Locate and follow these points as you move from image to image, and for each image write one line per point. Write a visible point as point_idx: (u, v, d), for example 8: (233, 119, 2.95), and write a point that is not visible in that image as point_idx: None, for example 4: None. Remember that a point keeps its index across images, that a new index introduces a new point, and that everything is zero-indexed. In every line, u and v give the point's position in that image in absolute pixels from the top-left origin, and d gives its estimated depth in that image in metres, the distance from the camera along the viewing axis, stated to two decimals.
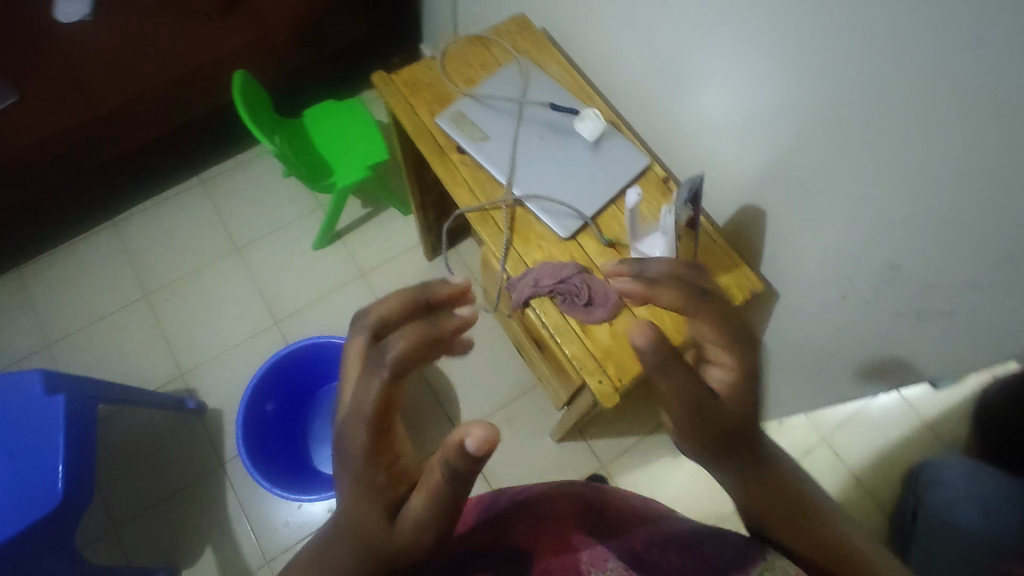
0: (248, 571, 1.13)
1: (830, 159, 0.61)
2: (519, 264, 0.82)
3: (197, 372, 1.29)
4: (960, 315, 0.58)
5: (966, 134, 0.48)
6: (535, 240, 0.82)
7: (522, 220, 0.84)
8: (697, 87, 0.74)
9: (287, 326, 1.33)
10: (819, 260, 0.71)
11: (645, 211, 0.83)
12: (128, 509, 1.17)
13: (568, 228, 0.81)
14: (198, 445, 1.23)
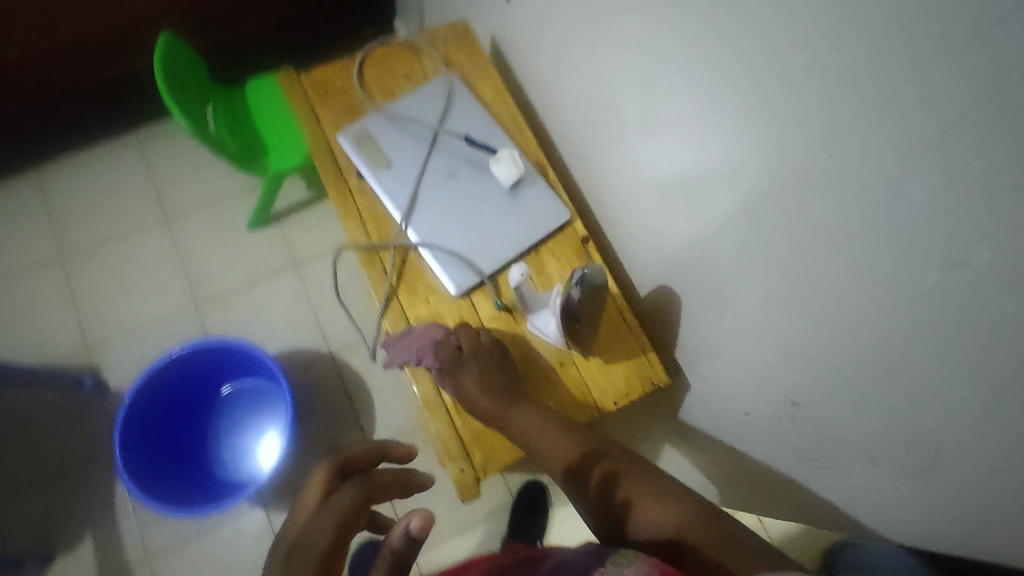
0: (127, 566, 1.12)
1: (771, 256, 0.53)
2: (400, 318, 0.71)
3: (210, 309, 1.30)
4: (880, 473, 0.50)
5: (916, 301, 0.40)
6: (424, 293, 0.72)
7: (414, 267, 0.73)
8: (647, 140, 0.66)
9: (206, 312, 1.30)
10: (745, 356, 0.63)
11: (553, 275, 0.73)
12: (81, 453, 1.18)
13: (459, 284, 0.70)
14: (87, 424, 1.20)
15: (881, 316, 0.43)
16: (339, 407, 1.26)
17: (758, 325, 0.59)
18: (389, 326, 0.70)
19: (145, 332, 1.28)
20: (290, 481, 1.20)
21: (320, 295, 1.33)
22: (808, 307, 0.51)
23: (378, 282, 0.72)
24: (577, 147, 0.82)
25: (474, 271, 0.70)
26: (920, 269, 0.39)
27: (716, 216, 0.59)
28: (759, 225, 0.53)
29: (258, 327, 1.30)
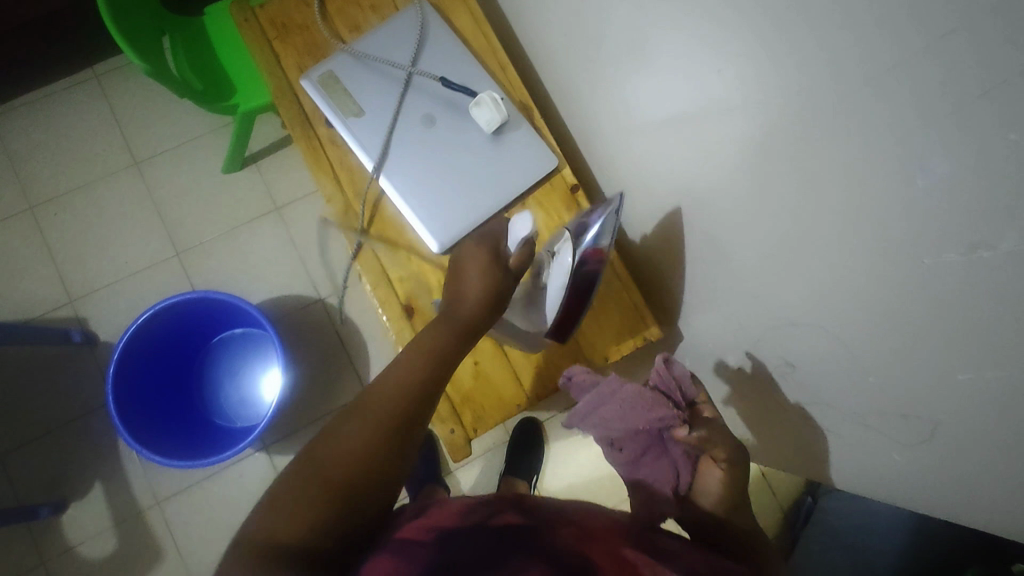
0: (138, 509, 1.17)
1: (769, 214, 0.51)
2: (380, 278, 0.70)
3: (192, 257, 1.27)
4: (869, 436, 0.50)
5: (925, 275, 0.38)
6: (404, 253, 0.71)
7: (393, 224, 0.71)
8: (642, 80, 0.61)
9: (188, 260, 1.26)
10: (742, 315, 0.62)
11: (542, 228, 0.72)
12: (79, 405, 1.19)
13: (442, 242, 0.68)
14: (81, 376, 1.20)
15: (879, 286, 0.42)
16: (332, 352, 1.26)
17: (748, 281, 0.58)
18: (371, 289, 0.70)
19: (128, 283, 1.25)
20: (289, 425, 1.22)
21: (304, 239, 1.29)
22: (802, 268, 0.49)
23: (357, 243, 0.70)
24: (572, 83, 0.75)
25: (456, 229, 0.68)
26: (928, 246, 0.37)
27: (714, 169, 0.56)
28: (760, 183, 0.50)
29: (243, 275, 1.27)
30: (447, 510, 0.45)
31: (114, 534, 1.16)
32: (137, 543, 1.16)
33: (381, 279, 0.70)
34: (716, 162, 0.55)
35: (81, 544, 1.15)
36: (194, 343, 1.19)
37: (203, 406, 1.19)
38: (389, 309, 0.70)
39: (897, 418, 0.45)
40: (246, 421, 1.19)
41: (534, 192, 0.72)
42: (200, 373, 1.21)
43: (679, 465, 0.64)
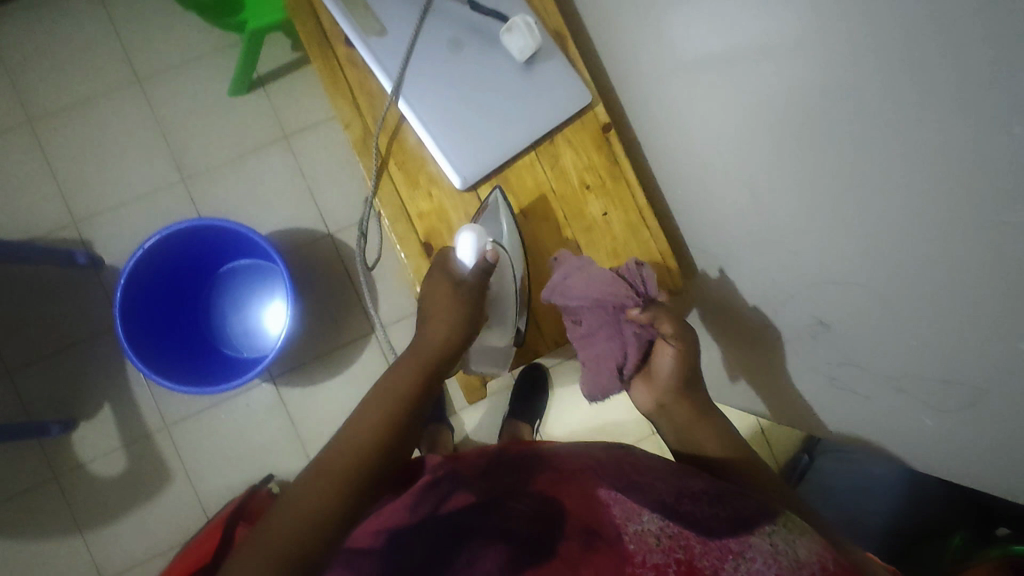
0: (146, 431, 1.19)
1: (830, 159, 0.48)
2: (398, 209, 0.73)
3: (198, 183, 1.23)
4: (904, 397, 0.48)
5: (1006, 229, 0.35)
6: (425, 185, 0.73)
7: (414, 157, 0.73)
8: (690, 10, 0.58)
9: (193, 186, 1.23)
10: (776, 268, 0.59)
11: (570, 165, 0.74)
12: (86, 327, 1.19)
13: (466, 177, 0.70)
14: (87, 298, 1.19)
15: (948, 245, 0.40)
16: (340, 285, 1.24)
17: (791, 234, 0.56)
18: (391, 224, 0.73)
19: (132, 207, 1.22)
20: (296, 357, 1.22)
21: (313, 170, 1.25)
22: (859, 223, 0.47)
23: (381, 177, 0.73)
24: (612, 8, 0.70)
25: (480, 162, 0.70)
26: (1012, 196, 0.34)
27: (774, 112, 0.53)
28: (826, 130, 0.47)
29: (250, 204, 1.24)
30: (389, 518, 0.57)
31: (124, 454, 1.18)
32: (146, 463, 1.18)
33: (402, 215, 0.73)
34: (777, 105, 0.52)
35: (92, 462, 1.17)
36: (202, 270, 1.18)
37: (214, 332, 1.19)
38: (407, 244, 0.74)
39: (938, 383, 0.44)
40: (253, 351, 1.19)
41: (565, 128, 0.74)
42: (210, 300, 1.20)
43: (630, 345, 0.66)
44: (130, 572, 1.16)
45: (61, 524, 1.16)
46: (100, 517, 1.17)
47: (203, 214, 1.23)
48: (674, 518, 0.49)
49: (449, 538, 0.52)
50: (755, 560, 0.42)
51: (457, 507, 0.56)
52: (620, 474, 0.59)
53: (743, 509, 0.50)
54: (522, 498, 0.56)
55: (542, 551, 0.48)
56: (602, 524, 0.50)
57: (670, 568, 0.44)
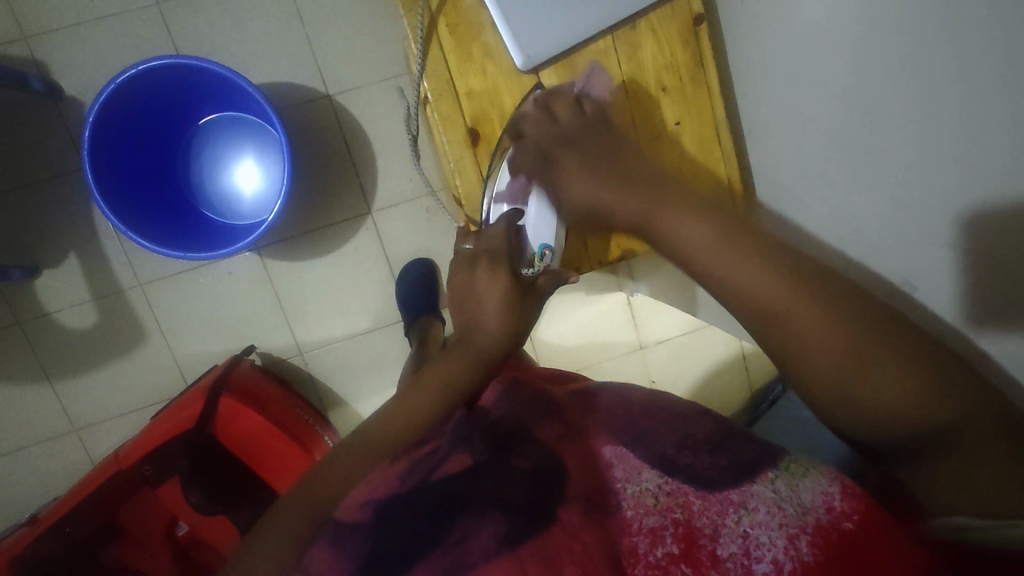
0: (118, 286, 1.11)
1: (989, 91, 0.42)
2: (443, 82, 0.71)
3: (176, 10, 1.05)
4: None
5: None
6: (479, 60, 0.70)
7: (469, 27, 0.70)
8: None
9: (172, 14, 1.05)
10: None
11: (648, 57, 0.71)
12: (45, 166, 1.06)
13: (528, 59, 0.68)
14: (48, 131, 1.05)
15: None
16: (338, 156, 1.13)
17: None
18: (435, 98, 0.71)
19: (97, 29, 1.04)
20: (291, 227, 1.14)
21: (314, 14, 1.08)
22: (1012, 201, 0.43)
23: (431, 42, 0.70)
24: None
25: (545, 42, 0.68)
26: None
27: (932, 48, 0.46)
28: (1003, 68, 0.41)
29: (238, 47, 1.08)
30: (375, 484, 0.40)
31: (94, 308, 1.11)
32: (120, 321, 1.12)
33: (449, 89, 0.71)
34: (936, 34, 0.45)
35: (58, 311, 1.10)
36: (180, 115, 1.03)
37: (196, 190, 1.06)
38: (451, 125, 0.72)
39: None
40: (236, 217, 1.07)
41: (653, 16, 0.70)
42: (193, 150, 1.07)
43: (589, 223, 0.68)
44: (103, 424, 1.15)
45: (27, 372, 1.11)
46: (68, 368, 1.12)
47: (182, 50, 1.07)
48: (673, 474, 0.38)
49: (441, 510, 0.37)
50: (759, 510, 0.34)
51: (452, 475, 0.39)
52: (625, 415, 0.45)
53: (745, 453, 0.39)
54: (520, 448, 0.42)
55: (540, 520, 0.35)
56: (601, 491, 0.39)
57: (667, 534, 0.35)
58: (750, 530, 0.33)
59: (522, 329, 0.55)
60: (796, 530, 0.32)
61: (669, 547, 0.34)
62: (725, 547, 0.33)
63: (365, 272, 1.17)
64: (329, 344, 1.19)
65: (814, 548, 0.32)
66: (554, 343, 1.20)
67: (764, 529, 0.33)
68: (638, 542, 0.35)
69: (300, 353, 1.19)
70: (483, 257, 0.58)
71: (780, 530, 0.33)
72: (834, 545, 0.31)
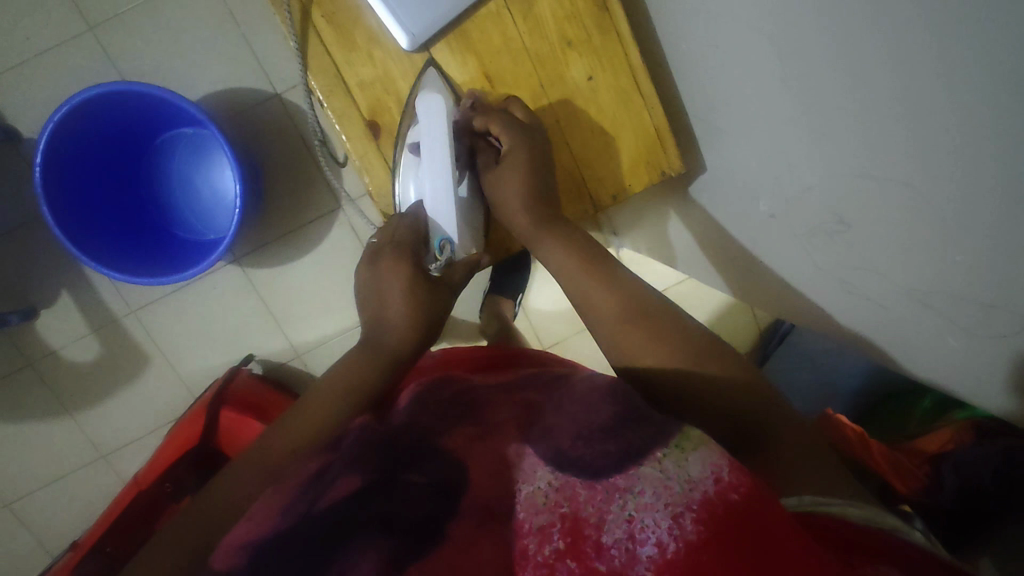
0: (113, 316, 1.14)
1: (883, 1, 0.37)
2: (334, 79, 0.71)
3: (111, 33, 1.03)
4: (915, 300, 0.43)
5: None
6: (365, 49, 0.70)
7: (348, 15, 0.70)
8: None
9: (107, 38, 1.03)
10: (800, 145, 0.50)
11: (547, 13, 0.69)
12: (21, 211, 1.08)
13: (414, 39, 0.67)
14: (17, 175, 1.07)
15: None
16: (297, 154, 1.11)
17: (826, 118, 0.46)
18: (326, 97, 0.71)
19: (38, 66, 1.03)
20: (261, 234, 1.14)
21: (246, 12, 1.04)
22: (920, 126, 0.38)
23: (308, 40, 0.70)
24: None
25: (427, 20, 0.67)
26: None
27: None
28: None
29: (177, 61, 1.06)
30: (258, 523, 0.39)
31: (95, 340, 1.14)
32: (121, 349, 1.16)
33: (337, 84, 0.71)
34: None
35: (63, 348, 1.14)
36: (130, 140, 1.02)
37: (162, 214, 1.07)
38: (348, 122, 0.72)
39: (977, 306, 0.38)
40: (204, 231, 1.08)
41: None
42: (151, 173, 1.07)
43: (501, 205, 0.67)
44: (128, 446, 1.20)
45: (47, 408, 1.16)
46: (84, 399, 1.17)
47: (126, 74, 1.05)
48: (565, 468, 0.41)
49: (327, 540, 0.36)
50: (644, 493, 0.38)
51: (343, 498, 0.39)
52: (532, 414, 0.48)
53: (637, 435, 0.42)
54: (418, 464, 0.42)
55: (428, 539, 0.37)
56: (502, 493, 0.41)
57: (556, 530, 0.38)
58: (634, 514, 0.37)
59: (427, 324, 0.58)
60: (678, 509, 0.36)
61: (556, 543, 0.37)
62: (610, 535, 0.37)
63: (346, 268, 1.17)
64: (324, 343, 1.21)
65: (695, 524, 0.36)
66: (546, 312, 1.18)
67: (648, 511, 0.37)
68: (529, 543, 0.37)
69: (299, 355, 1.21)
70: (385, 253, 0.59)
71: (664, 509, 0.37)
72: (713, 518, 0.36)
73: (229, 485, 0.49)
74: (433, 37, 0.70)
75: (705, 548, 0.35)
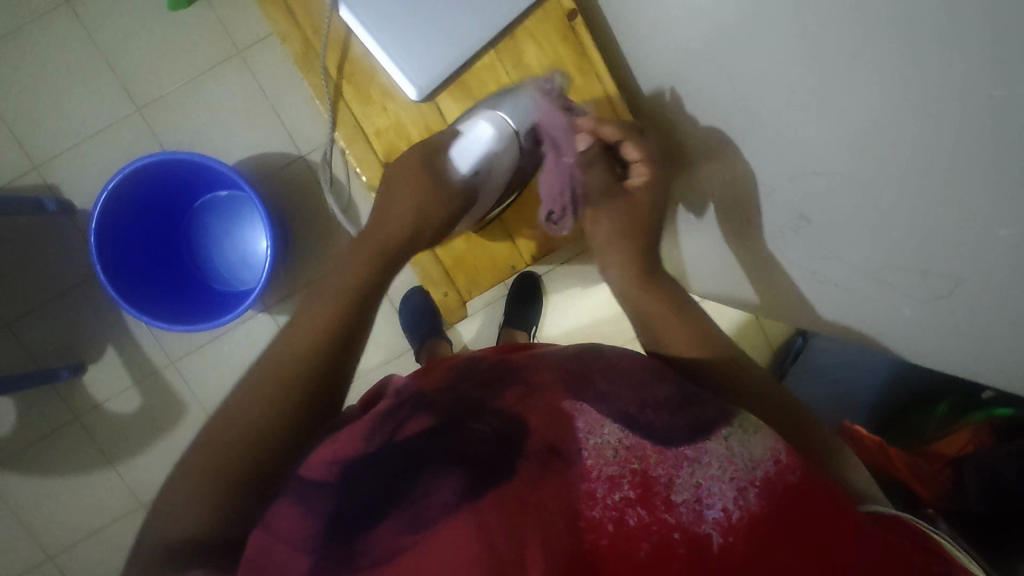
0: (154, 368, 1.22)
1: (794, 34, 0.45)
2: (354, 129, 0.81)
3: (155, 113, 1.16)
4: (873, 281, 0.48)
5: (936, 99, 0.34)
6: (380, 103, 0.81)
7: (364, 77, 0.80)
8: None
9: (152, 117, 1.16)
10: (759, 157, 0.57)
11: (536, 58, 0.80)
12: (72, 275, 1.18)
13: (421, 89, 0.77)
14: (72, 242, 1.18)
15: (936, 145, 0.36)
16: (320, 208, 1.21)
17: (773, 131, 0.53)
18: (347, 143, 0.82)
19: (91, 146, 1.16)
20: (287, 284, 1.22)
21: (274, 86, 1.17)
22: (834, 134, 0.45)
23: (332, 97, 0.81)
24: None
25: (429, 72, 0.77)
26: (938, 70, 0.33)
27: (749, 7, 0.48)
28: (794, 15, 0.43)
29: (213, 132, 1.18)
30: (342, 446, 0.47)
31: (137, 392, 1.22)
32: (161, 398, 1.23)
33: (358, 134, 0.81)
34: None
35: (108, 401, 1.22)
36: (172, 202, 1.13)
37: (199, 267, 1.17)
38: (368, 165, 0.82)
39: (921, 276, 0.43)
40: (234, 283, 1.17)
41: (528, 23, 0.79)
42: (192, 232, 1.17)
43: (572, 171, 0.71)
44: None
45: (91, 460, 1.22)
46: (125, 449, 1.23)
47: (167, 146, 1.18)
48: (633, 429, 0.46)
49: (402, 469, 0.45)
50: (711, 465, 0.43)
51: (414, 435, 0.47)
52: (585, 374, 0.51)
53: (703, 411, 0.47)
54: (481, 415, 0.47)
55: (495, 475, 0.43)
56: (564, 438, 0.46)
57: (625, 481, 0.43)
58: (702, 481, 0.42)
59: None
60: (744, 484, 0.42)
61: (626, 492, 0.42)
62: (679, 493, 0.42)
63: None
64: (374, 370, 1.25)
65: (758, 497, 0.41)
66: (562, 342, 1.23)
67: (715, 481, 0.42)
68: (597, 487, 0.43)
69: None
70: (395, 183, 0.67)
71: (730, 482, 0.42)
72: (771, 494, 0.41)
73: (234, 414, 0.50)
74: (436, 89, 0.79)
75: (766, 519, 0.40)
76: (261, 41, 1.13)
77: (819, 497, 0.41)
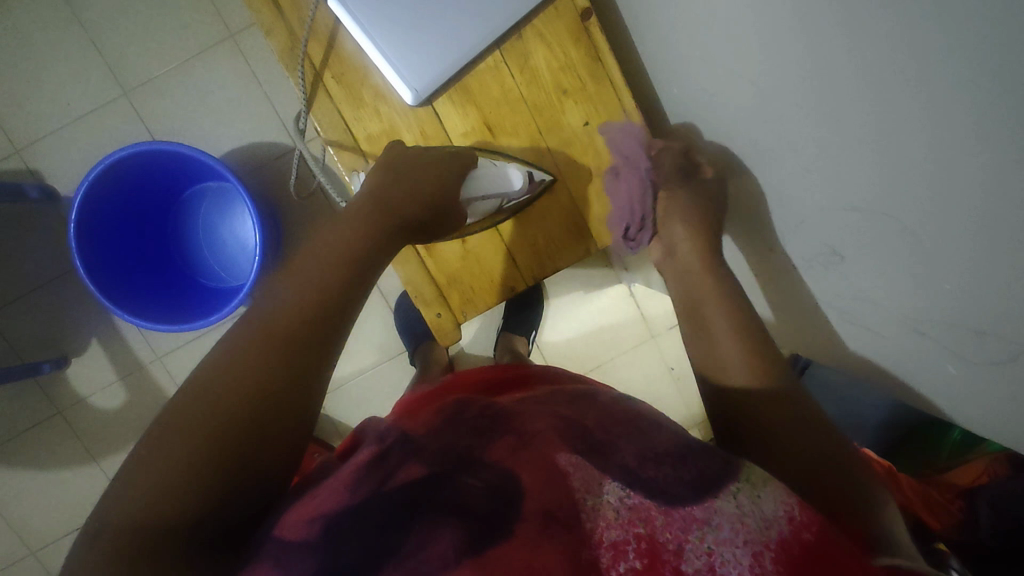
0: (139, 363, 1.18)
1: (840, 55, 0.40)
2: (344, 132, 0.77)
3: (143, 98, 1.11)
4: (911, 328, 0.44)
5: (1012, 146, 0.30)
6: (372, 104, 0.76)
7: (357, 74, 0.75)
8: None
9: (141, 102, 1.11)
10: (787, 182, 0.53)
11: (544, 62, 0.75)
12: (56, 265, 1.14)
13: (416, 95, 0.72)
14: (55, 231, 1.13)
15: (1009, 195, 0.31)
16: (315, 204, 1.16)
17: (805, 158, 0.48)
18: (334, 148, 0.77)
19: (76, 131, 1.11)
20: None
21: (269, 74, 1.11)
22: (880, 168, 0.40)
23: (319, 99, 0.76)
24: None
25: (426, 76, 0.72)
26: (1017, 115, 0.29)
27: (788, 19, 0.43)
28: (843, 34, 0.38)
29: (204, 121, 1.12)
30: (321, 502, 0.41)
31: (122, 387, 1.18)
32: (147, 394, 1.19)
33: (348, 139, 0.77)
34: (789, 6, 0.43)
35: (92, 395, 1.18)
36: (159, 194, 1.08)
37: (189, 262, 1.12)
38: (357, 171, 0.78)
39: (970, 333, 0.39)
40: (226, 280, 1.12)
41: (537, 22, 0.74)
42: (182, 225, 1.12)
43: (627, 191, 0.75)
44: None
45: (74, 455, 1.19)
46: (109, 445, 1.20)
47: (156, 133, 1.12)
48: (636, 486, 0.42)
49: (391, 522, 0.40)
50: (722, 528, 0.38)
51: (405, 484, 0.43)
52: (579, 425, 0.48)
53: (709, 463, 0.43)
54: (472, 467, 0.44)
55: (494, 535, 0.39)
56: (562, 500, 0.41)
57: (631, 549, 0.39)
58: (714, 547, 0.38)
59: None
60: (759, 548, 0.37)
61: (632, 562, 0.38)
62: (690, 563, 0.38)
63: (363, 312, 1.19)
64: (367, 372, 1.21)
65: (775, 563, 0.36)
66: (562, 351, 1.19)
67: (728, 546, 0.37)
68: (602, 555, 0.38)
69: None
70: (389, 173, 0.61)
71: (744, 547, 0.37)
72: (791, 560, 0.36)
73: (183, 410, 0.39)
74: (434, 93, 0.75)
75: None
76: (253, 25, 1.07)
77: (844, 564, 0.36)
